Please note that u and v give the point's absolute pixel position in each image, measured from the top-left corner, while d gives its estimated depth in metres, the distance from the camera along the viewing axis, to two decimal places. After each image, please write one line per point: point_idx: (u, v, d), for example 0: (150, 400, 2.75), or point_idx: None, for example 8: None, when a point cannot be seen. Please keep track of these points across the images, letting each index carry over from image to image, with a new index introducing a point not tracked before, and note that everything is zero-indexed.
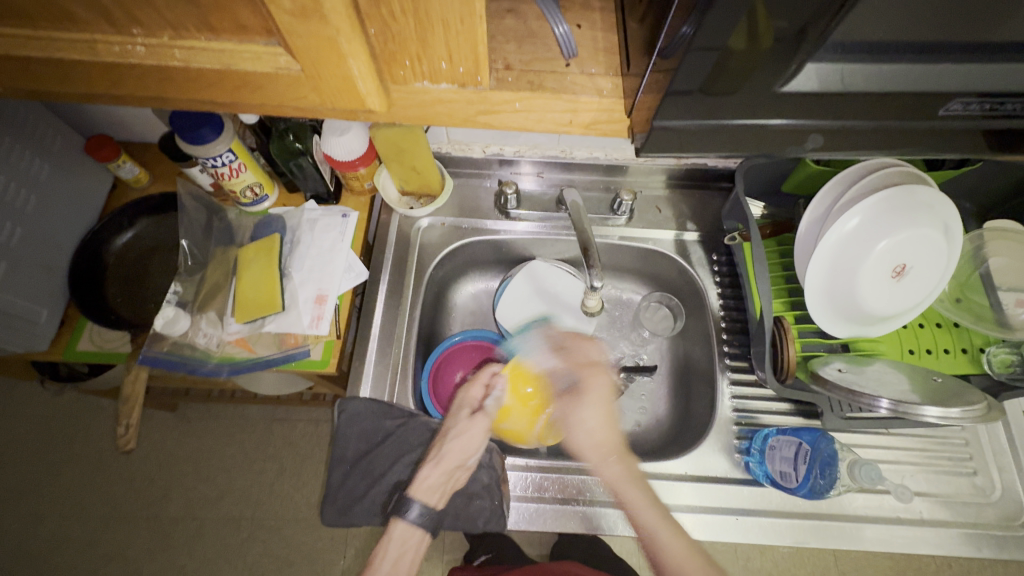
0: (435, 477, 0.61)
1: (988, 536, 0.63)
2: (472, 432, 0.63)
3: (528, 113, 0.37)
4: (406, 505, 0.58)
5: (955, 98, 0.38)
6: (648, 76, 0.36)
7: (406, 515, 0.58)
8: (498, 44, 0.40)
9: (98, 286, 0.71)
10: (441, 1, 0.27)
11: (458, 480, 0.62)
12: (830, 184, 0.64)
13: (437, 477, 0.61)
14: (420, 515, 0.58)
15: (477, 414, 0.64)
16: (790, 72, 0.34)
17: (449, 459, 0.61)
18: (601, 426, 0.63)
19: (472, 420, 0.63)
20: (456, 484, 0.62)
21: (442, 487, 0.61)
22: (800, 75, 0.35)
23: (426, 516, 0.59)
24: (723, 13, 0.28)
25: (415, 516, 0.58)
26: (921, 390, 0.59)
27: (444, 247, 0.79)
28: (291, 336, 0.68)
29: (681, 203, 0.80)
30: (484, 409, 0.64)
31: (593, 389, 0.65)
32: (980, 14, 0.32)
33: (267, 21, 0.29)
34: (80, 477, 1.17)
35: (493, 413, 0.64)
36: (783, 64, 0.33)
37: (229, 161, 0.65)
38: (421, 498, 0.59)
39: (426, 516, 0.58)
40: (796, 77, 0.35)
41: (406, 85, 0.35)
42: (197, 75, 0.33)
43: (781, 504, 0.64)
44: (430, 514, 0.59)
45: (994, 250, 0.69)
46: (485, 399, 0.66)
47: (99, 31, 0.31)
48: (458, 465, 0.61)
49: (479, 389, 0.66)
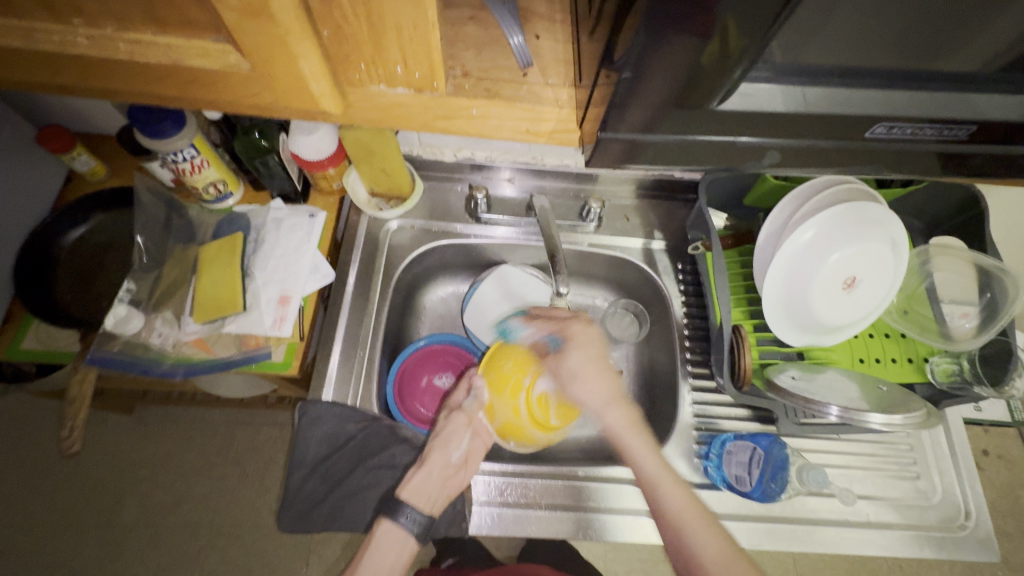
0: (424, 481, 0.61)
1: (928, 537, 0.66)
2: (455, 432, 0.64)
3: (485, 120, 0.37)
4: (398, 509, 0.58)
5: (881, 122, 0.40)
6: (598, 89, 0.37)
7: (397, 518, 0.58)
8: (457, 51, 0.40)
9: (46, 282, 0.68)
10: (393, 5, 0.27)
11: (451, 481, 0.62)
12: (787, 199, 0.66)
13: (424, 480, 0.61)
14: (410, 520, 0.58)
15: (454, 413, 0.66)
16: (726, 87, 0.34)
17: (435, 462, 0.62)
18: (599, 381, 0.61)
19: (449, 420, 0.65)
20: (450, 488, 0.62)
21: (437, 492, 0.61)
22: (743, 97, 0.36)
23: (415, 520, 0.58)
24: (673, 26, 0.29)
25: (408, 521, 0.58)
26: (868, 397, 0.62)
27: (413, 249, 0.78)
28: (251, 337, 0.67)
29: (648, 212, 0.82)
30: (462, 409, 0.66)
31: (578, 337, 0.63)
32: (912, 41, 0.34)
33: (216, 18, 0.29)
34: (26, 483, 1.11)
35: (474, 412, 0.65)
36: (723, 79, 0.33)
37: (191, 156, 0.64)
38: (414, 502, 0.59)
39: (417, 521, 0.58)
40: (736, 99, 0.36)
41: (362, 88, 0.35)
42: (144, 70, 0.32)
43: (737, 507, 0.66)
44: (423, 520, 0.58)
45: (939, 265, 0.73)
46: (464, 400, 0.66)
47: (38, 19, 0.30)
48: (442, 466, 0.62)
49: (461, 392, 0.67)
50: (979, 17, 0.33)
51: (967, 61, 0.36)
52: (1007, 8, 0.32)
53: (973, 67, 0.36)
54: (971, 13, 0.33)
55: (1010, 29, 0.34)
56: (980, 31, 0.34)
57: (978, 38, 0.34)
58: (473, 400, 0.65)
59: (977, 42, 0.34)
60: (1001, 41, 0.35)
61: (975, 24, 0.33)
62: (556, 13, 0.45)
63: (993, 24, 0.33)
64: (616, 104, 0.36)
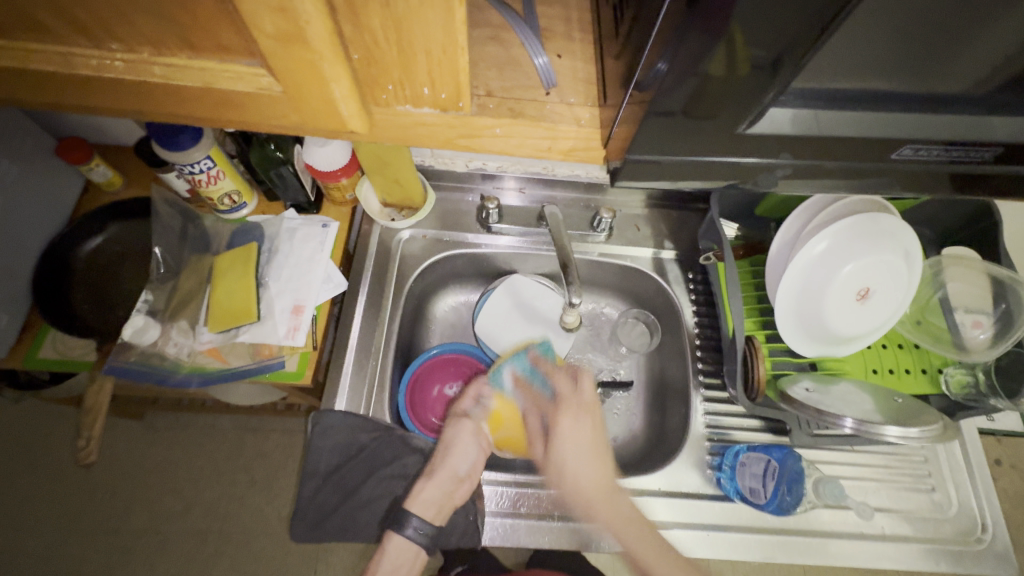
0: (431, 492, 0.60)
1: (945, 551, 0.65)
2: (460, 441, 0.64)
3: (508, 139, 0.38)
4: (404, 521, 0.57)
5: (905, 144, 0.40)
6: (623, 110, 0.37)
7: (403, 530, 0.57)
8: (479, 70, 0.41)
9: (64, 292, 0.69)
10: (424, 30, 0.28)
11: (457, 493, 0.61)
12: (799, 211, 0.66)
13: (433, 491, 0.60)
14: (417, 531, 0.57)
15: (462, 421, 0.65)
16: (754, 109, 0.35)
17: (441, 472, 0.61)
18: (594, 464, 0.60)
19: (456, 427, 0.65)
20: (454, 500, 0.61)
21: (442, 503, 0.60)
22: (762, 117, 0.36)
23: (424, 532, 0.57)
24: (698, 46, 0.30)
25: (413, 532, 0.57)
26: (882, 409, 0.62)
27: (424, 259, 0.79)
28: (265, 347, 0.67)
29: (659, 222, 0.82)
30: (470, 416, 0.66)
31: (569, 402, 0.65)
32: (934, 61, 0.34)
33: (249, 43, 0.29)
34: (37, 489, 1.12)
35: (480, 420, 0.66)
36: (752, 102, 0.34)
37: (207, 168, 0.64)
38: (418, 513, 0.58)
39: (424, 533, 0.57)
40: (760, 119, 0.36)
41: (388, 108, 0.35)
42: (176, 92, 0.32)
43: (750, 519, 0.65)
44: (427, 530, 0.57)
45: (952, 275, 0.72)
46: (472, 408, 0.67)
47: (74, 44, 0.30)
48: (449, 477, 0.61)
49: (468, 401, 0.67)
50: (1001, 38, 0.33)
51: (988, 81, 0.36)
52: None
53: (993, 86, 0.36)
54: (993, 34, 0.33)
55: None
56: (1002, 53, 0.34)
57: (1001, 59, 0.34)
58: (481, 407, 0.66)
59: (999, 63, 0.35)
60: (1022, 61, 0.35)
61: (997, 44, 0.33)
62: (573, 31, 0.46)
63: (1014, 45, 0.34)
64: (637, 122, 0.36)
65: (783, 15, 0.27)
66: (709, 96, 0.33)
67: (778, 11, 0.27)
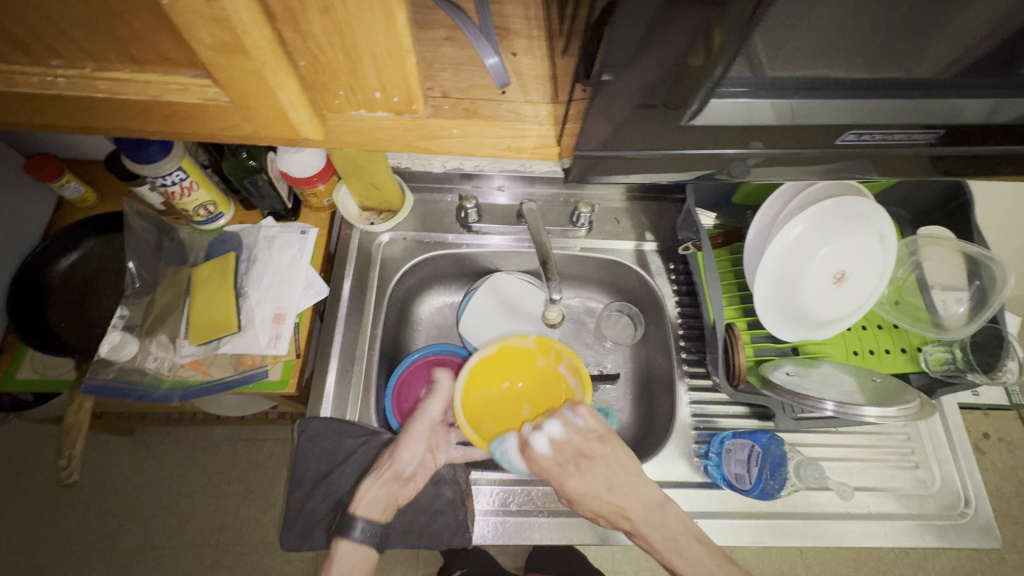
0: (376, 490, 0.59)
1: (930, 526, 0.66)
2: (414, 438, 0.62)
3: (466, 139, 0.38)
4: (351, 524, 0.57)
5: (851, 129, 0.40)
6: (575, 104, 0.36)
7: (350, 532, 0.57)
8: (434, 72, 0.41)
9: (39, 310, 0.68)
10: (368, 36, 0.28)
11: (401, 493, 0.61)
12: (773, 197, 0.67)
13: (378, 490, 0.59)
14: (362, 532, 0.57)
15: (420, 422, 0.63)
16: (692, 107, 0.35)
17: (389, 469, 0.60)
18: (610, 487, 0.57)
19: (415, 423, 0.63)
20: (400, 498, 0.60)
21: (386, 500, 0.60)
22: (707, 109, 0.36)
23: (370, 533, 0.57)
24: (661, 48, 0.29)
25: (359, 533, 0.57)
26: (863, 390, 0.62)
27: (406, 261, 0.79)
28: (248, 356, 0.67)
29: (638, 214, 0.82)
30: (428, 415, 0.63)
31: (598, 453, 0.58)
32: (897, 48, 0.35)
33: (192, 54, 0.29)
34: (30, 511, 1.11)
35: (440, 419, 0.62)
36: (702, 82, 0.32)
37: (180, 179, 0.64)
38: (361, 512, 0.58)
39: (371, 533, 0.57)
40: (700, 112, 0.36)
41: (342, 113, 0.35)
42: (124, 106, 0.32)
43: (737, 505, 0.66)
44: (375, 530, 0.57)
45: (928, 255, 0.73)
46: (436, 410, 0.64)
47: (15, 62, 0.30)
48: (395, 475, 0.60)
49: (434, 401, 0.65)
50: (951, 23, 0.33)
51: (938, 66, 0.36)
52: (975, 15, 0.33)
53: (951, 73, 0.37)
54: (937, 20, 0.33)
55: (975, 36, 0.34)
56: (949, 38, 0.34)
57: (959, 46, 0.35)
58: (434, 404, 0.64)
59: (949, 48, 0.35)
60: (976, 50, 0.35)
61: (960, 22, 0.33)
62: (533, 29, 0.46)
63: (959, 31, 0.34)
64: (582, 120, 0.36)
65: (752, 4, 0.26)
66: (672, 90, 0.33)
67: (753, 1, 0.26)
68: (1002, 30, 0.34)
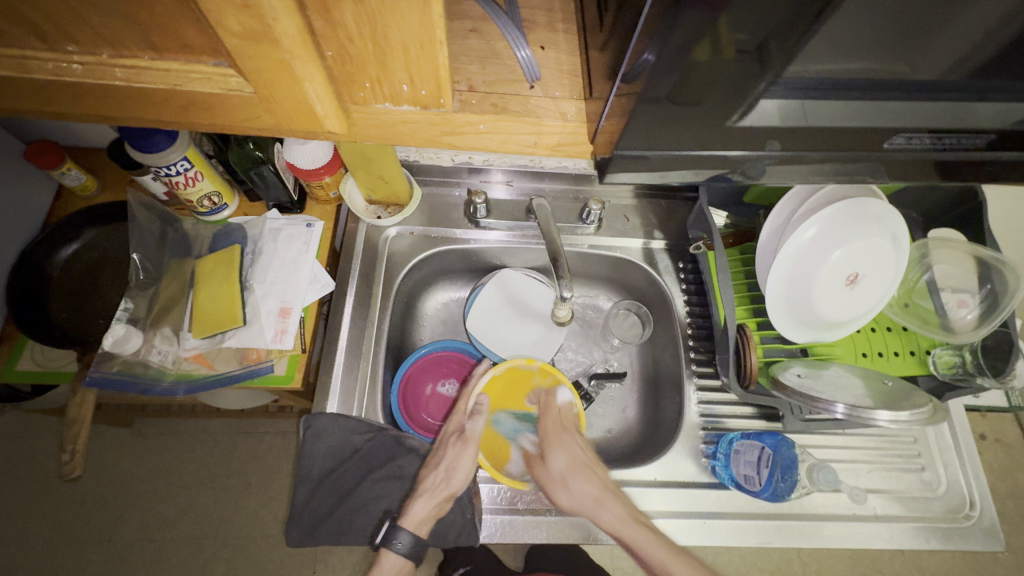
0: (426, 508, 0.60)
1: (935, 529, 0.67)
2: (463, 460, 0.61)
3: (493, 135, 0.37)
4: (392, 534, 0.58)
5: (898, 133, 0.40)
6: (615, 100, 0.35)
7: (391, 543, 0.58)
8: (461, 64, 0.40)
9: (39, 300, 0.66)
10: (401, 26, 0.27)
11: (445, 510, 0.61)
12: (787, 198, 0.66)
13: (427, 508, 0.60)
14: (401, 543, 0.58)
15: (458, 441, 0.63)
16: (745, 103, 0.34)
17: (441, 492, 0.60)
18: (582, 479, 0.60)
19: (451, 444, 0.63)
20: (443, 512, 0.61)
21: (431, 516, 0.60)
22: (755, 108, 0.35)
23: (412, 545, 0.58)
24: (701, 45, 0.28)
25: (398, 545, 0.58)
26: (873, 393, 0.62)
27: (413, 256, 0.77)
28: (253, 351, 0.66)
29: (648, 211, 0.82)
30: (465, 435, 0.63)
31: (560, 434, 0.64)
32: (932, 52, 0.34)
33: (215, 42, 0.28)
34: (26, 501, 1.10)
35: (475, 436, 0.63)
36: (749, 87, 0.32)
37: (185, 169, 0.63)
38: (403, 524, 0.59)
39: (409, 543, 0.58)
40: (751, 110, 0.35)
41: (366, 105, 0.34)
42: (140, 94, 0.31)
43: (744, 505, 0.66)
44: (418, 543, 0.58)
45: (938, 258, 0.73)
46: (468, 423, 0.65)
47: (28, 47, 0.29)
48: (440, 494, 0.60)
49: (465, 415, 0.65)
50: (998, 24, 0.32)
51: (976, 68, 0.35)
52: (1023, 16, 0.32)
53: (989, 78, 0.36)
54: (985, 21, 0.32)
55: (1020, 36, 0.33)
56: (994, 39, 0.33)
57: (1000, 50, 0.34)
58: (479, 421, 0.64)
59: (992, 49, 0.34)
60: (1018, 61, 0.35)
61: (962, 21, 0.32)
62: (557, 22, 0.45)
63: (1005, 33, 0.33)
64: (625, 116, 0.34)
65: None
66: (706, 93, 0.32)
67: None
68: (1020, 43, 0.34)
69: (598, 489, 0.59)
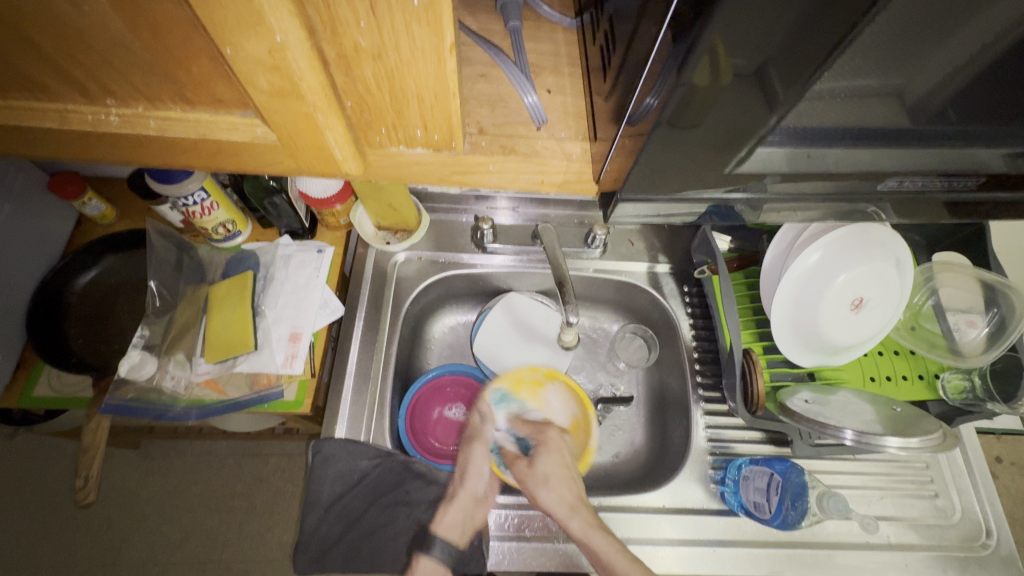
0: (455, 515, 0.61)
1: (951, 558, 0.65)
2: (475, 463, 0.64)
3: (501, 174, 0.38)
4: (431, 543, 0.60)
5: (890, 177, 0.41)
6: (625, 141, 0.36)
7: (430, 551, 0.59)
8: (472, 108, 0.42)
9: (57, 327, 0.68)
10: (417, 79, 0.28)
11: (476, 516, 0.61)
12: (790, 222, 0.67)
13: (456, 514, 0.61)
14: (437, 550, 0.59)
15: (473, 443, 0.66)
16: (749, 144, 0.35)
17: (461, 496, 0.62)
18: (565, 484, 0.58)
19: (468, 450, 0.65)
20: (475, 520, 0.61)
21: (464, 525, 0.61)
22: (751, 157, 0.37)
23: (450, 553, 0.59)
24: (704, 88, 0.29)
25: (438, 552, 0.59)
26: (882, 419, 0.62)
27: (421, 281, 0.79)
28: (263, 376, 0.67)
29: (653, 236, 0.83)
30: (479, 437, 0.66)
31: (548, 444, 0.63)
32: (935, 80, 0.35)
33: (243, 96, 0.30)
34: (33, 523, 1.10)
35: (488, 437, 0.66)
36: (760, 117, 0.32)
37: (201, 200, 0.65)
38: (437, 533, 0.60)
39: (448, 552, 0.59)
40: (747, 159, 0.37)
41: (382, 149, 0.35)
42: (171, 142, 0.33)
43: (755, 533, 0.65)
44: (453, 551, 0.59)
45: (943, 281, 0.73)
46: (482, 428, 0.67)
47: (71, 101, 0.31)
48: (470, 499, 0.62)
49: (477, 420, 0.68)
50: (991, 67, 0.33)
51: (970, 106, 0.36)
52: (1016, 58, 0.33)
53: (986, 113, 0.37)
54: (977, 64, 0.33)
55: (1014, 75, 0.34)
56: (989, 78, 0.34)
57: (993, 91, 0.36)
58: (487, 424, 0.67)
59: (986, 89, 0.35)
60: (1013, 97, 0.36)
61: (948, 64, 0.33)
62: (562, 64, 0.47)
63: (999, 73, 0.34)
64: (631, 156, 0.36)
65: (759, 16, 0.25)
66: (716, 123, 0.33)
67: (761, 10, 0.25)
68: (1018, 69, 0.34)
69: (574, 503, 0.57)
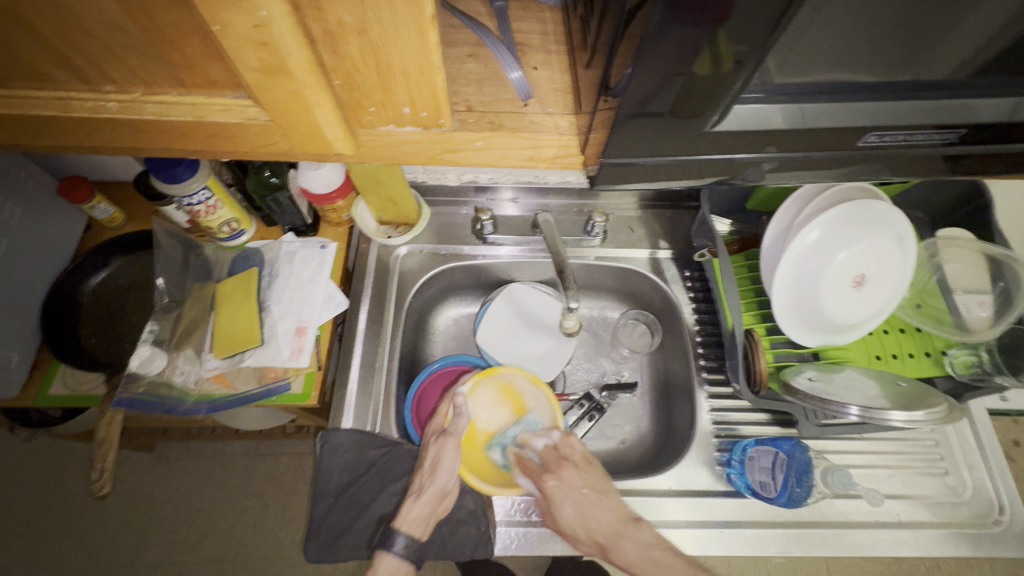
0: (420, 509, 0.60)
1: (963, 535, 0.65)
2: (447, 457, 0.61)
3: (491, 151, 0.39)
4: (391, 539, 0.58)
5: (871, 131, 0.39)
6: (599, 114, 0.37)
7: (391, 548, 0.57)
8: (460, 88, 0.43)
9: (71, 327, 0.70)
10: (401, 54, 0.29)
11: (441, 507, 0.61)
12: (789, 202, 0.67)
13: (422, 510, 0.60)
14: (401, 546, 0.57)
15: (444, 438, 0.63)
16: (723, 106, 0.34)
17: (429, 492, 0.60)
18: (600, 504, 0.60)
19: (438, 443, 0.63)
20: (439, 512, 0.61)
21: (430, 518, 0.60)
22: (726, 117, 0.36)
23: (413, 549, 0.58)
24: (683, 57, 0.30)
25: (399, 548, 0.57)
26: (889, 395, 0.61)
27: (423, 273, 0.80)
28: (270, 369, 0.68)
29: (653, 222, 0.83)
30: (452, 432, 0.63)
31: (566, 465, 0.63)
32: (929, 45, 0.34)
33: (236, 77, 0.31)
34: (53, 526, 1.13)
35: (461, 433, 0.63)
36: (726, 81, 0.32)
37: (206, 199, 0.66)
38: (399, 527, 0.58)
39: (410, 549, 0.58)
40: (723, 118, 0.36)
41: (373, 129, 0.36)
42: (170, 126, 0.34)
43: (763, 513, 0.65)
44: (416, 546, 0.58)
45: (948, 257, 0.72)
46: (452, 422, 0.64)
47: (71, 89, 0.32)
48: (437, 494, 0.60)
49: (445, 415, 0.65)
50: (980, 20, 0.33)
51: (963, 67, 0.36)
52: (1006, 9, 0.32)
53: (976, 78, 0.37)
54: (969, 19, 0.32)
55: (1010, 28, 0.33)
56: (979, 33, 0.34)
57: (984, 51, 0.35)
58: (460, 419, 0.63)
59: (981, 45, 0.34)
60: (1006, 58, 0.35)
61: (936, 22, 0.32)
62: (550, 44, 0.47)
63: (992, 29, 0.33)
64: (607, 129, 0.36)
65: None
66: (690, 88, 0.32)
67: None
68: (1011, 31, 0.34)
69: (618, 520, 0.59)
